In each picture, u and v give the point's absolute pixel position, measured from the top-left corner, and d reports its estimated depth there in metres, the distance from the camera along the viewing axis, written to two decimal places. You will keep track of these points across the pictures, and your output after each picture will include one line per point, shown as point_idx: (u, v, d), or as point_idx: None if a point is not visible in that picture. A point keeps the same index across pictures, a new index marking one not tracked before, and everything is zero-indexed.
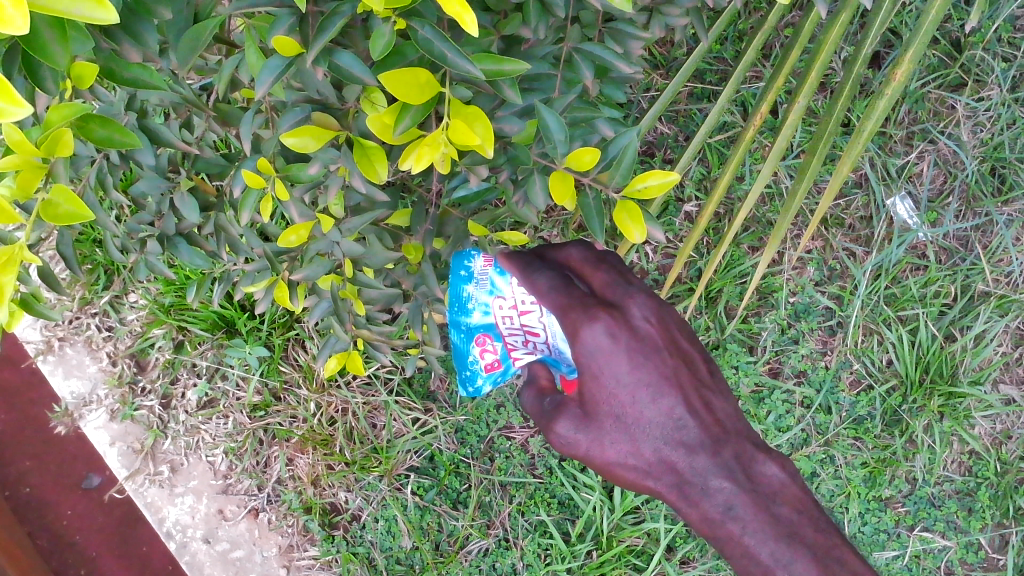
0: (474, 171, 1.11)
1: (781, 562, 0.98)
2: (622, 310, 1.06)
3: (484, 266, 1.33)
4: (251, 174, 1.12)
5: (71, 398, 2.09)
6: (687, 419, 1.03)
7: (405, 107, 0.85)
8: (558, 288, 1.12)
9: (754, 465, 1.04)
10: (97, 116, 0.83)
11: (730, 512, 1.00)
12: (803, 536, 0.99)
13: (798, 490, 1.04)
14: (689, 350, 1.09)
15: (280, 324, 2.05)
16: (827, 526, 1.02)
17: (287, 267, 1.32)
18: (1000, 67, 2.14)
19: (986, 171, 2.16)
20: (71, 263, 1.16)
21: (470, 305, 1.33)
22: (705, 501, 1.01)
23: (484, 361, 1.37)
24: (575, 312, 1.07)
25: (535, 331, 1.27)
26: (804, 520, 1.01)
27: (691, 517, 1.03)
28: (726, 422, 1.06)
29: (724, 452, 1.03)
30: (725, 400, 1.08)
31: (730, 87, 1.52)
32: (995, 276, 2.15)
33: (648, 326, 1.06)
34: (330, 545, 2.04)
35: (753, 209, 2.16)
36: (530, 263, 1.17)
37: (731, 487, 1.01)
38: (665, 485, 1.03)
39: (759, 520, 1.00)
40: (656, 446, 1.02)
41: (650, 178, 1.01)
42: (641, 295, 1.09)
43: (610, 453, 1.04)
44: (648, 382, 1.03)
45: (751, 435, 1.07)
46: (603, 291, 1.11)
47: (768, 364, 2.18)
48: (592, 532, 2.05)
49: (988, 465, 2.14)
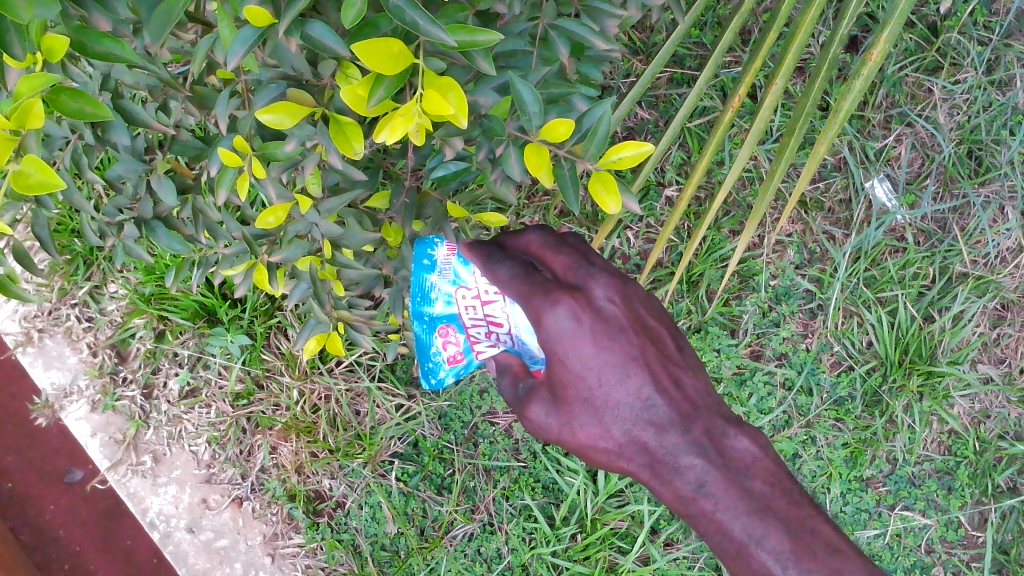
0: (450, 147, 1.12)
1: (754, 537, 0.98)
2: (585, 292, 1.06)
3: (447, 255, 1.33)
4: (228, 153, 1.10)
5: (52, 390, 2.08)
6: (656, 398, 1.03)
7: (378, 78, 0.85)
8: (520, 276, 1.11)
9: (725, 440, 1.04)
10: (69, 88, 0.83)
11: (702, 489, 1.01)
12: (776, 509, 1.00)
13: (770, 463, 1.04)
14: (657, 328, 1.09)
15: (261, 312, 2.05)
16: (800, 497, 1.02)
17: (266, 250, 1.34)
18: (976, 50, 2.16)
19: (963, 153, 2.18)
20: (47, 246, 1.16)
21: (432, 295, 1.32)
22: (677, 479, 1.02)
23: (447, 353, 1.35)
24: (537, 298, 1.06)
25: (498, 322, 1.26)
26: (777, 493, 1.01)
27: (665, 495, 1.04)
28: (696, 398, 1.06)
29: (694, 429, 1.03)
30: (694, 375, 1.09)
31: (708, 70, 1.48)
32: (972, 257, 2.18)
33: (612, 307, 1.06)
34: (314, 532, 2.04)
35: (733, 194, 2.17)
36: (491, 253, 1.18)
37: (702, 463, 1.01)
38: (638, 465, 1.04)
39: (731, 496, 1.00)
40: (625, 428, 1.03)
41: (625, 149, 1.03)
42: (604, 275, 1.08)
43: (582, 436, 1.05)
44: (613, 364, 1.03)
45: (722, 410, 1.07)
46: (566, 275, 1.10)
47: (750, 347, 2.19)
48: (576, 515, 2.07)
49: (967, 444, 2.16)
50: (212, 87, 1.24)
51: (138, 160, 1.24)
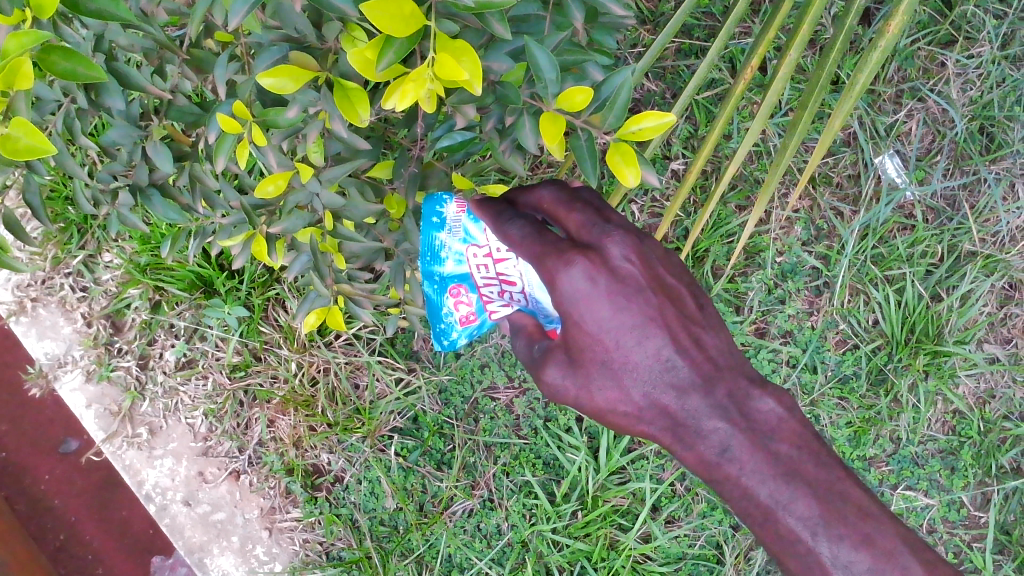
0: (462, 113, 1.08)
1: (781, 502, 0.94)
2: (599, 251, 1.02)
3: (457, 212, 1.27)
4: (226, 119, 1.07)
5: (46, 359, 2.04)
6: (676, 359, 1.00)
7: (388, 41, 0.82)
8: (533, 235, 1.08)
9: (750, 402, 1.00)
10: (60, 48, 0.80)
11: (726, 453, 0.97)
12: (804, 473, 0.95)
13: (797, 425, 1.00)
14: (676, 287, 1.06)
15: (259, 283, 2.01)
16: (830, 461, 0.98)
17: (265, 220, 1.30)
18: (991, 23, 2.10)
19: (975, 129, 2.14)
20: (37, 214, 1.11)
21: (443, 254, 1.27)
22: (700, 443, 0.99)
23: (459, 313, 1.33)
24: (550, 259, 1.03)
25: (511, 280, 1.22)
26: (805, 456, 0.97)
27: (688, 460, 1.00)
28: (718, 357, 1.03)
29: (717, 391, 1.00)
30: (716, 335, 1.05)
31: (719, 41, 1.40)
32: (982, 235, 2.14)
33: (629, 266, 1.02)
34: (312, 506, 2.02)
35: (741, 168, 2.13)
36: (502, 213, 1.14)
37: (726, 427, 0.98)
38: (659, 428, 1.01)
39: (757, 459, 0.96)
40: (645, 390, 1.00)
41: (645, 119, 0.99)
42: (619, 233, 1.04)
43: (600, 400, 1.02)
44: (631, 324, 1.00)
45: (747, 370, 1.03)
46: (580, 234, 1.06)
47: (755, 324, 2.16)
48: (577, 492, 2.04)
49: (972, 424, 2.14)
50: (210, 49, 1.20)
51: (132, 125, 1.18)
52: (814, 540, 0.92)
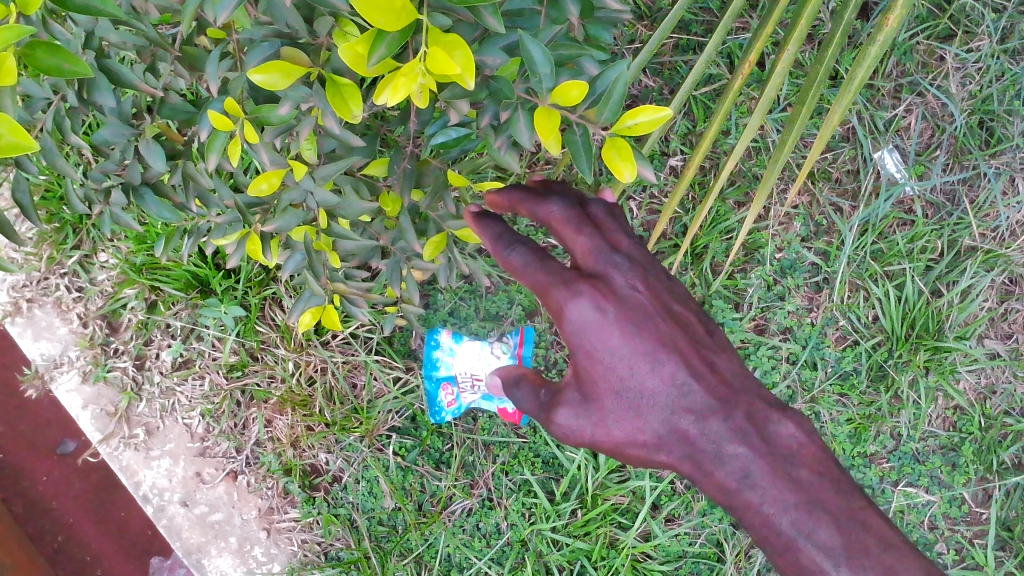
0: (456, 109, 1.06)
1: (803, 531, 0.93)
2: (606, 280, 1.03)
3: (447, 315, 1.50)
4: (219, 117, 1.06)
5: (42, 360, 2.02)
6: (691, 384, 0.99)
7: (380, 35, 0.81)
8: (538, 262, 1.06)
9: (768, 425, 0.99)
10: (45, 43, 0.79)
11: (747, 479, 0.95)
12: (825, 501, 0.94)
13: (817, 450, 0.99)
14: (684, 314, 1.06)
15: (255, 282, 2.00)
16: (850, 488, 0.97)
17: (259, 219, 1.29)
18: (990, 17, 2.08)
19: (974, 124, 2.12)
20: (29, 214, 1.10)
21: None
22: (719, 470, 0.97)
23: None
24: (557, 288, 1.02)
25: None
26: (825, 483, 0.95)
27: (708, 489, 0.98)
28: (732, 381, 1.02)
29: (735, 414, 0.98)
30: (727, 359, 1.05)
31: (717, 35, 1.38)
32: (982, 230, 2.13)
33: (636, 294, 1.03)
34: (310, 506, 2.01)
35: (740, 164, 2.12)
36: (502, 235, 1.11)
37: (747, 452, 0.96)
38: (677, 457, 0.99)
39: (778, 486, 0.94)
40: (663, 418, 0.99)
41: (641, 114, 0.98)
42: (625, 262, 1.05)
43: (617, 433, 1.00)
44: (643, 351, 0.99)
45: (762, 395, 1.03)
46: (586, 261, 1.05)
47: (754, 321, 2.15)
48: (576, 491, 2.04)
49: (972, 420, 2.13)
50: (202, 46, 1.18)
51: (125, 124, 1.17)
52: (836, 570, 0.90)
